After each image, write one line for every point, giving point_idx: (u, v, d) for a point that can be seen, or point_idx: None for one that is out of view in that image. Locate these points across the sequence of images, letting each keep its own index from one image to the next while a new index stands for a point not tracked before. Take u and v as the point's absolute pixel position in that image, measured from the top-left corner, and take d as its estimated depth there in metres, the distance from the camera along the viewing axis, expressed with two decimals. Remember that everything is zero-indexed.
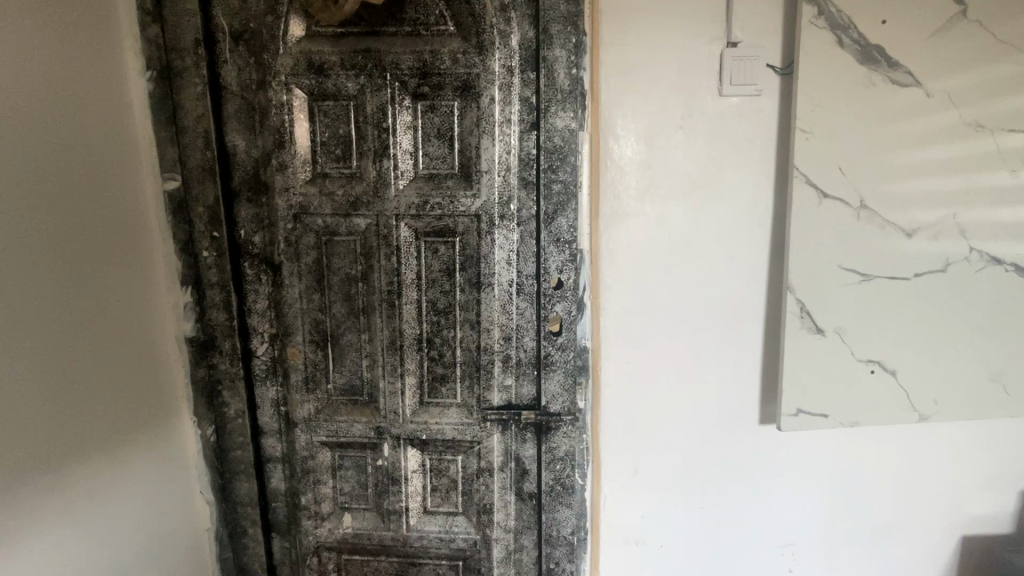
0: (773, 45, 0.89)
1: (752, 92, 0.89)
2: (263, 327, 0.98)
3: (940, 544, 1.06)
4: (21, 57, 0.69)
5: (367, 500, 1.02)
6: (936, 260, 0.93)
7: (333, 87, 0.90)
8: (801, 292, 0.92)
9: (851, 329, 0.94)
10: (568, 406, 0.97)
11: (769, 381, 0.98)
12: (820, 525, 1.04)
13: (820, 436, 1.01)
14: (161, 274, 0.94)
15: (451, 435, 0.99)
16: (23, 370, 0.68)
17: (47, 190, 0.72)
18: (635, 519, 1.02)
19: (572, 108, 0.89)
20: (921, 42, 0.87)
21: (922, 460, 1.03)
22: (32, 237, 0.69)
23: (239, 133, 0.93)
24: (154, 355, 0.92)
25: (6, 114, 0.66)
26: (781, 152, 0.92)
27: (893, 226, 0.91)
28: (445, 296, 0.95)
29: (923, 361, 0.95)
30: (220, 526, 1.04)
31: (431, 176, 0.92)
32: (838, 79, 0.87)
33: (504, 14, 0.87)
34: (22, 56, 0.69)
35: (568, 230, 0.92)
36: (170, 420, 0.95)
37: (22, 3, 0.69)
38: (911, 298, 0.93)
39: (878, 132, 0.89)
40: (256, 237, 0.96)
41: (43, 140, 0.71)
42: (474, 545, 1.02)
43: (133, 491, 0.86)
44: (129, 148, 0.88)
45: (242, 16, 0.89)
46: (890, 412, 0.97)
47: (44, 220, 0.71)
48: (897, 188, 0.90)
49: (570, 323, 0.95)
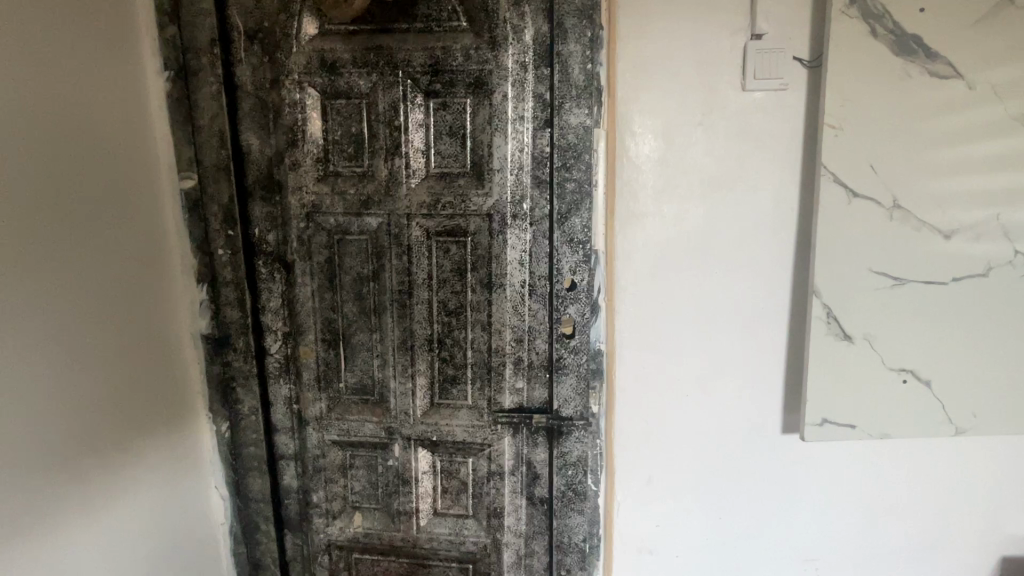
0: (800, 36, 0.84)
1: (778, 85, 0.85)
2: (277, 325, 0.99)
3: (974, 563, 1.00)
4: (29, 52, 0.68)
5: (377, 499, 1.02)
6: (976, 264, 0.87)
7: (345, 85, 0.90)
8: (828, 297, 0.87)
9: (882, 336, 0.89)
10: (581, 411, 0.94)
11: (793, 388, 0.94)
12: (845, 540, 0.99)
13: (847, 448, 0.96)
14: (177, 271, 0.95)
15: (461, 437, 0.97)
16: (23, 366, 0.67)
17: (53, 183, 0.71)
18: (649, 528, 0.99)
19: (587, 104, 0.86)
20: (962, 31, 0.82)
21: (957, 476, 0.97)
22: (35, 230, 0.68)
23: (253, 132, 0.93)
24: (169, 351, 0.93)
25: (11, 108, 0.66)
26: (808, 149, 0.87)
27: (929, 227, 0.86)
28: (456, 296, 0.93)
29: (959, 371, 0.90)
30: (233, 521, 1.05)
31: (443, 174, 0.90)
32: (870, 71, 0.82)
33: (518, 8, 0.85)
34: (30, 51, 0.68)
35: (582, 230, 0.89)
36: (185, 417, 0.97)
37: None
38: (946, 305, 0.88)
39: (916, 127, 0.83)
40: (270, 235, 0.96)
41: (48, 133, 0.71)
42: (484, 548, 1.00)
43: (144, 486, 0.86)
44: (145, 147, 0.89)
45: (256, 14, 0.89)
46: (923, 425, 0.91)
47: (50, 213, 0.71)
48: (936, 187, 0.85)
49: (583, 325, 0.92)
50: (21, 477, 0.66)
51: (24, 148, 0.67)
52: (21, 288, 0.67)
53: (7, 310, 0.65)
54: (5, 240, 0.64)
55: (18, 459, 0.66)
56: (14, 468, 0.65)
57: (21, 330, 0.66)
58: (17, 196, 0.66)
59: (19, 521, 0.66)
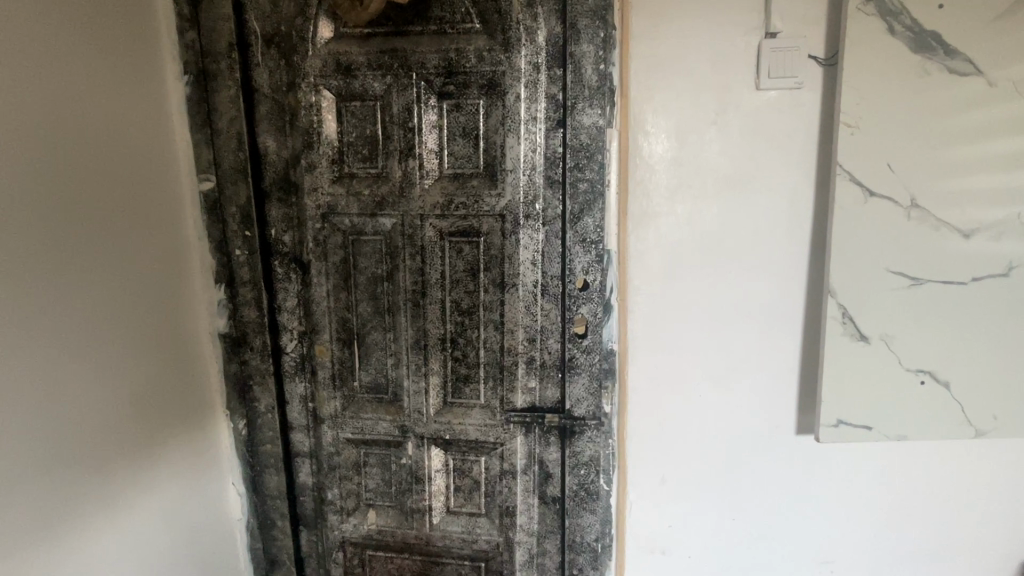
0: (816, 34, 0.84)
1: (792, 84, 0.85)
2: (292, 324, 1.00)
3: (993, 568, 0.99)
4: (50, 57, 0.70)
5: (391, 497, 1.03)
6: (998, 263, 0.86)
7: (360, 87, 0.91)
8: (844, 297, 0.86)
9: (899, 336, 0.88)
10: (593, 411, 0.94)
11: (808, 389, 0.93)
12: (861, 543, 0.98)
13: (863, 449, 0.95)
14: (196, 272, 0.97)
15: (474, 436, 0.98)
16: (44, 364, 0.68)
17: (74, 185, 0.73)
18: (661, 529, 0.99)
19: (599, 105, 0.86)
20: (983, 27, 0.81)
21: (976, 479, 0.95)
22: (58, 232, 0.70)
23: (270, 134, 0.95)
24: (189, 350, 0.95)
25: (35, 114, 0.68)
26: (824, 149, 0.87)
27: (948, 226, 0.85)
28: (469, 296, 0.94)
29: (979, 372, 0.88)
30: (250, 517, 1.07)
31: (456, 175, 0.91)
32: (887, 69, 0.81)
33: (531, 9, 0.85)
34: (51, 56, 0.70)
35: (594, 230, 0.89)
36: (205, 414, 0.99)
37: (52, 3, 0.70)
38: (965, 305, 0.87)
39: (934, 124, 0.82)
40: (286, 236, 0.97)
41: (69, 135, 0.72)
42: (497, 547, 1.01)
43: (164, 481, 0.88)
44: (165, 149, 0.91)
45: (273, 19, 0.91)
46: (941, 427, 0.90)
47: (71, 214, 0.72)
48: (955, 185, 0.84)
49: (596, 325, 0.92)
50: (44, 471, 0.68)
51: (44, 150, 0.69)
52: (43, 287, 0.68)
53: (30, 311, 0.67)
54: (25, 240, 0.66)
55: (39, 454, 0.67)
56: (36, 464, 0.67)
57: (45, 331, 0.69)
58: (41, 199, 0.68)
59: (42, 515, 0.68)
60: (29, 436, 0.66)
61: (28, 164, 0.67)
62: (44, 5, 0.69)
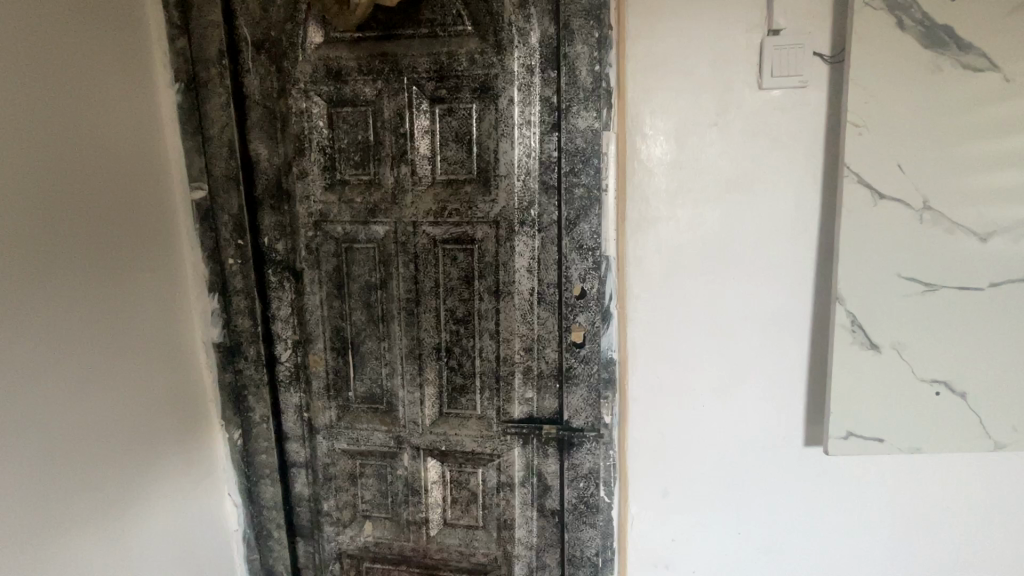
0: (821, 31, 0.80)
1: (797, 83, 0.81)
2: (286, 333, 0.99)
3: None
4: (38, 65, 0.69)
5: (387, 509, 1.01)
6: (1018, 268, 0.81)
7: (351, 92, 0.89)
8: (852, 303, 0.83)
9: (912, 345, 0.84)
10: (591, 422, 0.92)
11: (815, 399, 0.90)
12: (873, 560, 0.94)
13: (875, 461, 0.91)
14: (189, 282, 0.96)
15: (471, 447, 0.96)
16: (36, 380, 0.68)
17: (65, 197, 0.72)
18: (665, 543, 0.96)
19: (595, 108, 0.83)
20: (998, 19, 0.77)
21: (995, 493, 0.91)
22: (51, 244, 0.70)
23: (262, 141, 0.93)
24: (184, 361, 0.94)
25: (26, 127, 0.67)
26: (830, 149, 0.83)
27: (963, 229, 0.81)
28: (463, 304, 0.92)
29: (998, 381, 0.84)
30: (246, 528, 1.05)
31: (450, 181, 0.89)
32: (897, 65, 0.78)
33: (523, 10, 0.83)
34: (42, 67, 0.70)
35: (591, 235, 0.87)
36: (200, 424, 0.98)
37: (39, 13, 0.70)
38: (982, 312, 0.83)
39: (947, 123, 0.79)
40: (279, 244, 0.96)
41: (59, 147, 0.72)
42: (496, 560, 0.99)
43: (158, 492, 0.87)
44: (157, 158, 0.90)
45: (262, 24, 0.89)
46: (958, 439, 0.86)
47: (64, 228, 0.72)
48: (970, 187, 0.80)
49: (594, 334, 0.89)
50: (36, 484, 0.67)
51: (35, 159, 0.68)
52: (36, 301, 0.68)
53: (21, 325, 0.66)
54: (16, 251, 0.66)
55: (27, 465, 0.66)
56: (24, 476, 0.66)
57: (37, 345, 0.68)
58: (34, 212, 0.68)
59: (34, 530, 0.67)
60: (19, 448, 0.65)
61: (19, 174, 0.66)
62: (28, 9, 0.68)
